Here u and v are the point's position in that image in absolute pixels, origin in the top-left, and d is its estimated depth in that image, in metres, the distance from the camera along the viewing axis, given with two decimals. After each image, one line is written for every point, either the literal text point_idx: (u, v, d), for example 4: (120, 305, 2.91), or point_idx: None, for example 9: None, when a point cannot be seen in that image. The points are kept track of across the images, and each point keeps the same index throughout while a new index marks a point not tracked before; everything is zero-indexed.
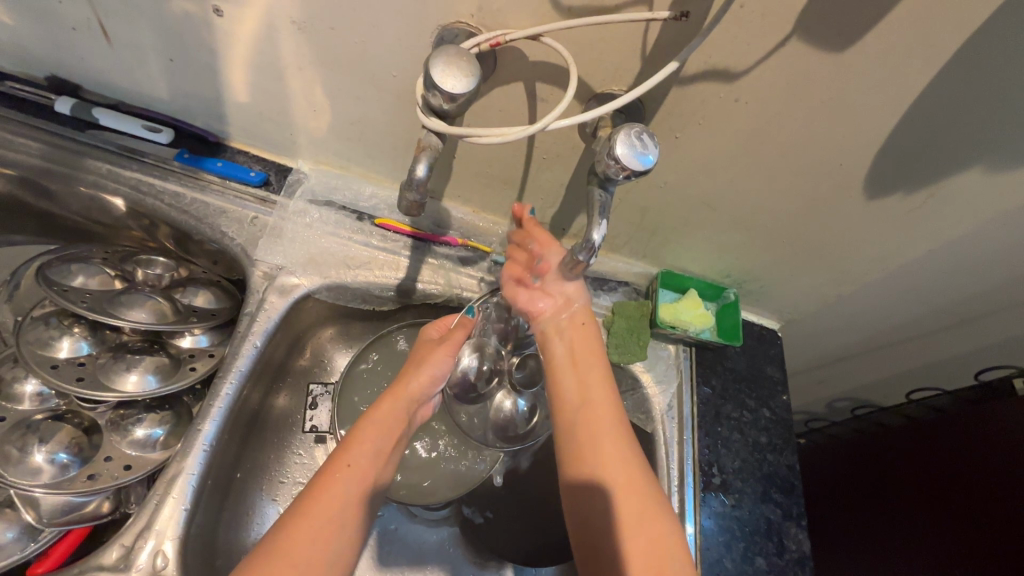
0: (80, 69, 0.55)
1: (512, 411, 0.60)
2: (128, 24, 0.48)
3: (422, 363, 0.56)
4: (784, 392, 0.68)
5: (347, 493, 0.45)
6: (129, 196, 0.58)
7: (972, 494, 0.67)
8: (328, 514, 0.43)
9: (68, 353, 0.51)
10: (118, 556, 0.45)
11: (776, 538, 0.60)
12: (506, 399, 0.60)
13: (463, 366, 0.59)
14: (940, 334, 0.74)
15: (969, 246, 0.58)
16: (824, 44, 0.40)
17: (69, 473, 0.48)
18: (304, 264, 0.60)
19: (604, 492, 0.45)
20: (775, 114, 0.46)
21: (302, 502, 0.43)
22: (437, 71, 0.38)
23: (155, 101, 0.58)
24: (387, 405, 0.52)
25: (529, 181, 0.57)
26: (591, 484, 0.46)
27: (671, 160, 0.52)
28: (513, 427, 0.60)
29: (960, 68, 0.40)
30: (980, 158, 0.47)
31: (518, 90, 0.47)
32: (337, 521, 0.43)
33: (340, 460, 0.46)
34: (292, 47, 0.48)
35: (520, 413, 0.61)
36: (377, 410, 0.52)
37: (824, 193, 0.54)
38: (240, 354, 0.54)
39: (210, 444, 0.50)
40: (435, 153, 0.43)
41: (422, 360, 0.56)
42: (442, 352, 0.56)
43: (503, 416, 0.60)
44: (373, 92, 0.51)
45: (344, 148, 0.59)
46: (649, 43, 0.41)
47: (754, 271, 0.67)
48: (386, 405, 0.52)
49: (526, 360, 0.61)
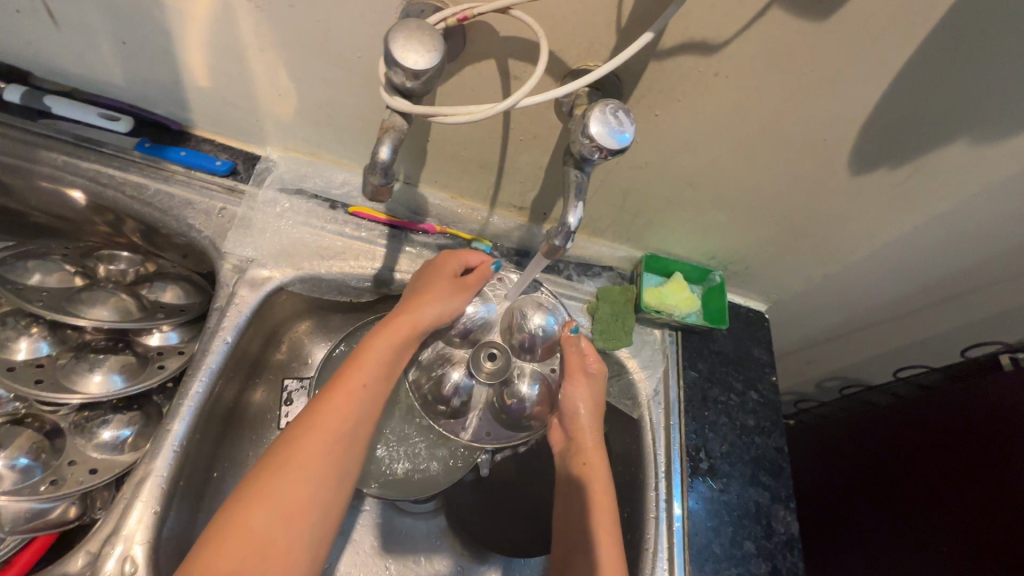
0: (28, 54, 0.52)
1: (527, 397, 0.59)
2: (74, 7, 0.46)
3: (434, 293, 0.53)
4: (772, 373, 0.67)
5: (353, 413, 0.45)
6: (88, 189, 0.55)
7: (957, 476, 0.67)
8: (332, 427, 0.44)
9: (26, 354, 0.49)
10: (85, 563, 0.43)
11: (765, 521, 0.60)
12: (518, 387, 0.59)
13: (454, 381, 0.58)
14: (928, 310, 0.74)
15: (956, 221, 0.57)
16: (805, 13, 0.38)
17: (32, 478, 0.46)
18: (276, 256, 0.58)
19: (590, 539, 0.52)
20: (754, 90, 0.44)
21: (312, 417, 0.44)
22: (397, 47, 0.36)
23: (112, 87, 0.55)
24: (401, 329, 0.50)
25: (507, 164, 0.55)
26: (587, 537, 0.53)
27: (651, 139, 0.51)
28: (522, 416, 0.60)
29: (944, 35, 0.39)
30: (964, 131, 0.46)
31: (490, 68, 0.45)
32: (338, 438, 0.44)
33: (348, 386, 0.46)
34: (250, 27, 0.45)
35: (532, 399, 0.60)
36: (399, 327, 0.50)
37: (807, 170, 0.52)
38: (211, 351, 0.52)
39: (180, 444, 0.48)
40: (400, 134, 0.41)
41: (428, 290, 0.53)
42: (446, 288, 0.54)
43: (516, 400, 0.59)
44: (339, 74, 0.49)
45: (313, 133, 0.57)
46: (623, 14, 0.39)
47: (740, 252, 0.66)
48: (400, 325, 0.50)
49: (490, 350, 0.59)
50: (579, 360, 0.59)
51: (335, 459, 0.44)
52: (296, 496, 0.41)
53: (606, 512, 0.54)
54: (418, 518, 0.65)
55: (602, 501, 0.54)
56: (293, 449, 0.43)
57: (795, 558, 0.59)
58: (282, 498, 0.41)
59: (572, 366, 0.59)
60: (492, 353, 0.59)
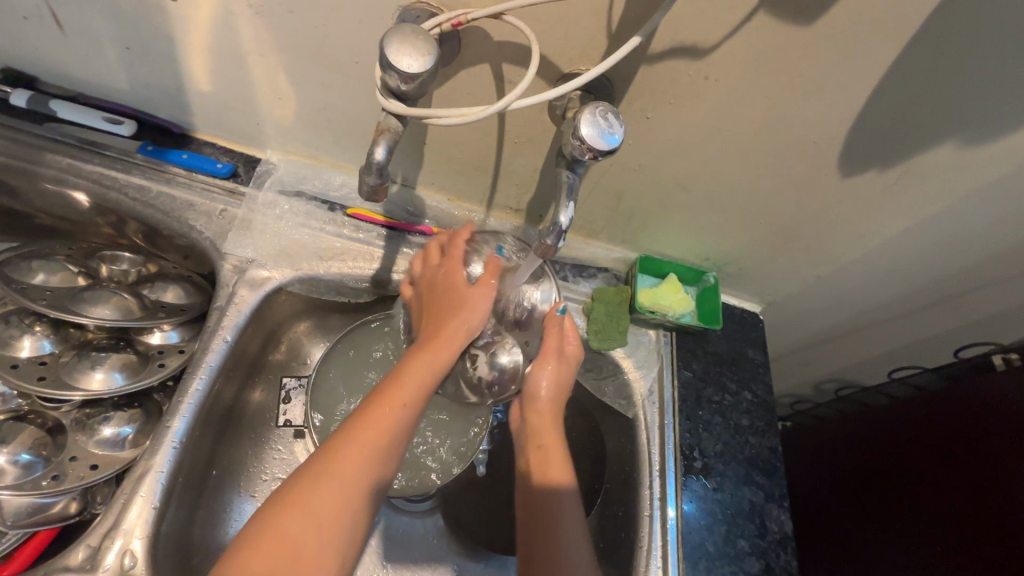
0: (35, 60, 0.54)
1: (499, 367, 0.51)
2: (80, 13, 0.47)
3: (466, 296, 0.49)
4: (765, 374, 0.68)
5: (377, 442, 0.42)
6: (91, 191, 0.56)
7: (950, 476, 0.67)
8: (356, 460, 0.40)
9: (29, 353, 0.50)
10: (84, 556, 0.44)
11: (758, 519, 0.60)
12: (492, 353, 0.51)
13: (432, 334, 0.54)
14: (921, 312, 0.74)
15: (945, 223, 0.57)
16: (790, 18, 0.39)
17: (34, 473, 0.47)
18: (275, 257, 0.59)
19: (553, 536, 0.50)
20: (745, 91, 0.45)
21: (337, 447, 0.41)
22: (392, 51, 0.37)
23: (116, 91, 0.56)
24: (438, 345, 0.47)
25: (502, 166, 0.56)
26: (544, 531, 0.51)
27: (643, 142, 0.51)
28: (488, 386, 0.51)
29: (926, 40, 0.40)
30: (950, 133, 0.47)
31: (485, 72, 0.46)
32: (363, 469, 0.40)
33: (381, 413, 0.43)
34: (252, 32, 0.46)
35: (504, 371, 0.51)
36: (434, 351, 0.46)
37: (798, 172, 0.53)
38: (210, 349, 0.53)
39: (180, 441, 0.49)
40: (395, 136, 0.42)
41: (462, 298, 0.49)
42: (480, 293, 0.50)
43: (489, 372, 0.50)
44: (338, 79, 0.50)
45: (313, 136, 0.58)
46: (614, 19, 0.40)
47: (733, 254, 0.66)
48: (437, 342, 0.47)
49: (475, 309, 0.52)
50: (550, 343, 0.55)
51: (359, 502, 0.40)
52: (316, 541, 0.37)
53: (568, 510, 0.52)
54: (416, 517, 0.66)
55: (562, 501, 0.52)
56: (308, 481, 0.39)
57: (789, 556, 0.59)
58: (292, 536, 0.36)
59: (549, 349, 0.55)
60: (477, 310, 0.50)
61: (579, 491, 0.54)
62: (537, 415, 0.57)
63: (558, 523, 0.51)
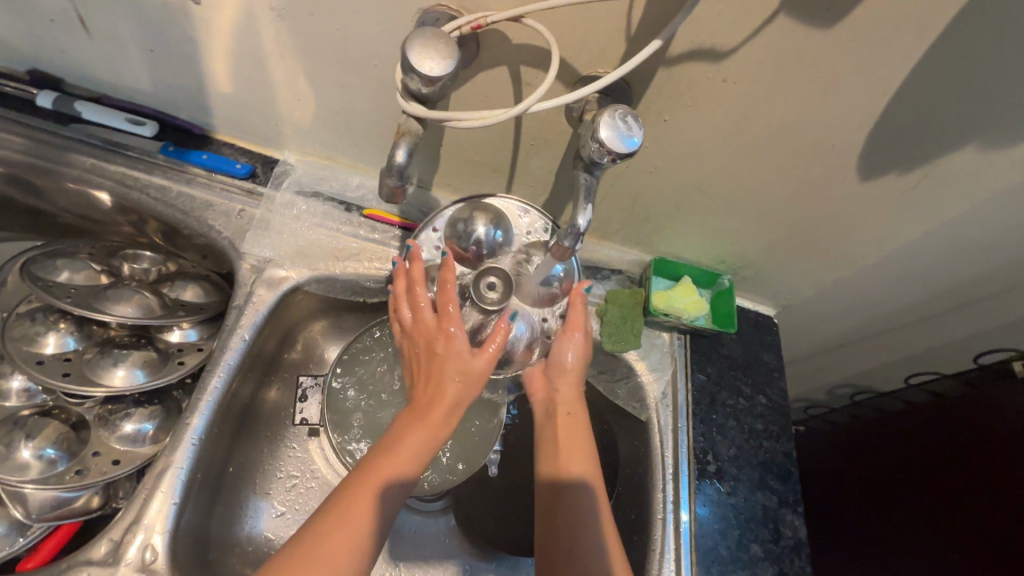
0: (61, 62, 0.55)
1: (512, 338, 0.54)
2: (105, 16, 0.48)
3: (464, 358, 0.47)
4: (780, 378, 0.68)
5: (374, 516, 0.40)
6: (114, 191, 0.57)
7: (968, 484, 0.66)
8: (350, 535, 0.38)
9: (54, 349, 0.51)
10: (106, 550, 0.45)
11: (773, 524, 0.60)
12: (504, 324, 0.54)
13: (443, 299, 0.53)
14: (940, 318, 0.73)
15: (966, 228, 0.57)
16: (811, 20, 0.39)
17: (57, 469, 0.48)
18: (292, 256, 0.59)
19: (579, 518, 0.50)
20: (764, 94, 0.45)
21: (329, 519, 0.39)
22: (413, 54, 0.37)
23: (139, 93, 0.57)
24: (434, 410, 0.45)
25: (518, 168, 0.57)
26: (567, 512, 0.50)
27: (660, 145, 0.51)
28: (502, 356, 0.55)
29: (950, 42, 0.40)
30: (973, 136, 0.47)
31: (504, 75, 0.46)
32: (360, 543, 0.38)
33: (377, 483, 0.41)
34: (273, 35, 0.47)
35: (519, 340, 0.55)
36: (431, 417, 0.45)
37: (816, 175, 0.53)
38: (229, 348, 0.54)
39: (199, 438, 0.50)
40: (415, 138, 0.42)
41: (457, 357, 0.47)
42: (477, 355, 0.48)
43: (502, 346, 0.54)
44: (357, 81, 0.50)
45: (331, 137, 0.59)
46: (633, 22, 0.40)
47: (749, 257, 0.66)
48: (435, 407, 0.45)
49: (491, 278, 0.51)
50: (574, 316, 0.55)
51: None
52: None
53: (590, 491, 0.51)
54: (428, 516, 0.66)
55: (585, 481, 0.51)
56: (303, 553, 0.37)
57: (803, 562, 0.59)
58: None
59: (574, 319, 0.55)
60: (495, 286, 0.51)
61: (600, 472, 0.53)
62: (566, 384, 0.56)
63: (581, 504, 0.50)
